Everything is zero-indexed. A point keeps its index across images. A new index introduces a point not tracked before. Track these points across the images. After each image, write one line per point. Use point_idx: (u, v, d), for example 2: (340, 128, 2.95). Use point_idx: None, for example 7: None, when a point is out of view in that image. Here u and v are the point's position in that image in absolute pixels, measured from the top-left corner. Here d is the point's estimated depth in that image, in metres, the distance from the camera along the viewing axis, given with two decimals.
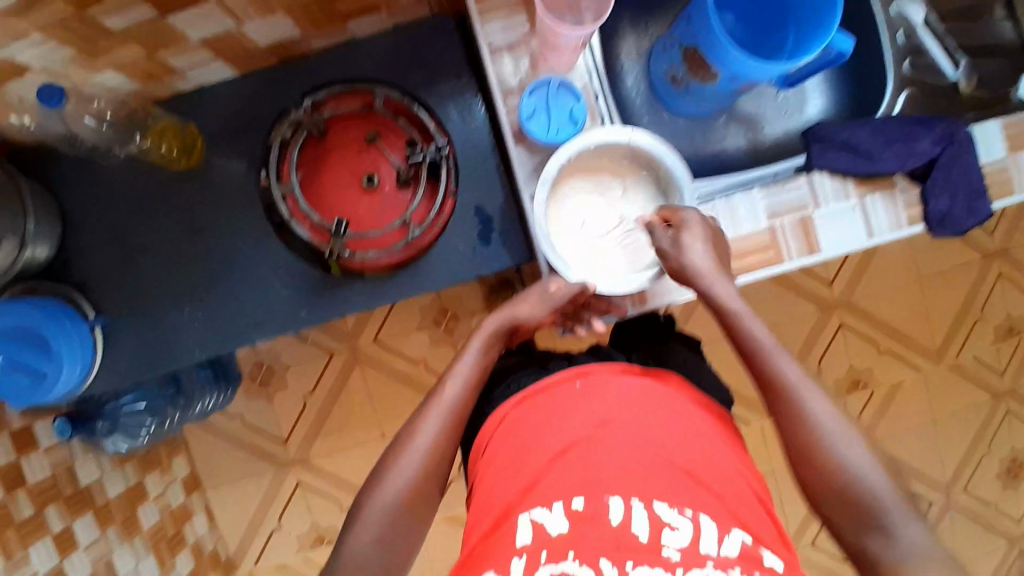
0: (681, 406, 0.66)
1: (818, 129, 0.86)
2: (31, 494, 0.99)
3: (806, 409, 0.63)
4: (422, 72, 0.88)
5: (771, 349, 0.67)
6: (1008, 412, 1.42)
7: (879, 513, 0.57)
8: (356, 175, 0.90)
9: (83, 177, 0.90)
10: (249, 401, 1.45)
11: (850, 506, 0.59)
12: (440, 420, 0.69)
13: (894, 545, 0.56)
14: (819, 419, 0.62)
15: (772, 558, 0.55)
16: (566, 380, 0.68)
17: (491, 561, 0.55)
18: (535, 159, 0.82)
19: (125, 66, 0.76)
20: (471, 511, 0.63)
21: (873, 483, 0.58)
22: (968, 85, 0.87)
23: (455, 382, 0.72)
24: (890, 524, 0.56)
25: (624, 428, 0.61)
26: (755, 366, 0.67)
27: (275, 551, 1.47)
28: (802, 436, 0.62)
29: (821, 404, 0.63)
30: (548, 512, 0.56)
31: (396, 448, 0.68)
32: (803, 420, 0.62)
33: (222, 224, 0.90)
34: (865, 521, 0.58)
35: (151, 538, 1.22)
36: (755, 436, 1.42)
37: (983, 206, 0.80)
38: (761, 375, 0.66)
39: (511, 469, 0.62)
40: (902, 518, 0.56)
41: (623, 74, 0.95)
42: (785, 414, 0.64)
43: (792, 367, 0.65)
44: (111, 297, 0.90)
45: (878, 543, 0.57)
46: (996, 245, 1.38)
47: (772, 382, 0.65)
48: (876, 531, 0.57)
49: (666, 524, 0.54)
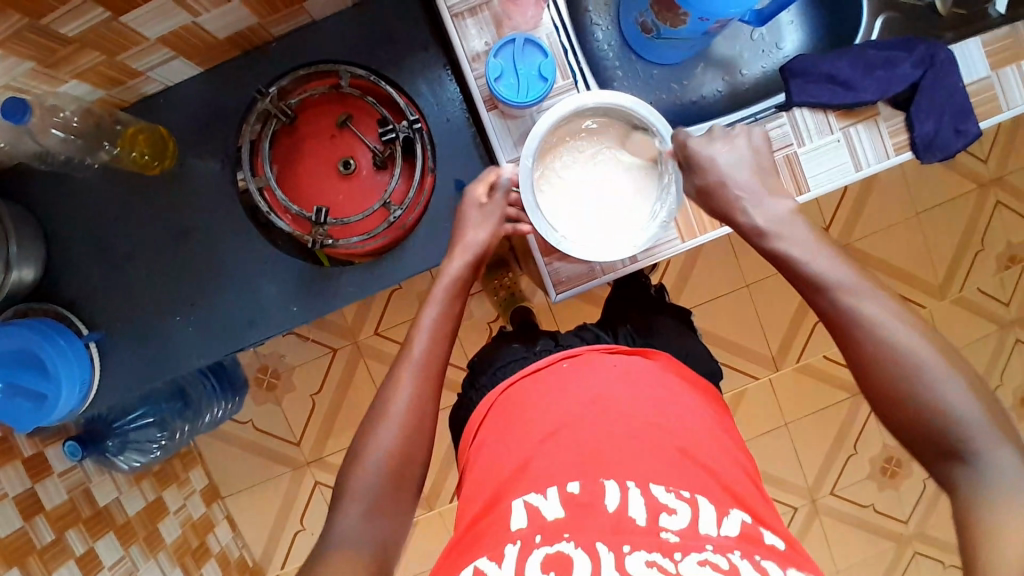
0: (673, 386, 0.66)
1: (795, 63, 0.82)
2: (49, 520, 0.99)
3: (882, 341, 0.58)
4: (387, 48, 0.86)
5: (839, 281, 0.61)
6: (1018, 341, 1.40)
7: (967, 449, 0.54)
8: (331, 162, 0.90)
9: (58, 193, 0.88)
10: (257, 406, 1.45)
11: (933, 442, 0.55)
12: (415, 381, 0.67)
13: (980, 473, 0.53)
14: (900, 349, 0.57)
15: (773, 538, 0.54)
16: (553, 363, 0.68)
17: (486, 545, 0.53)
18: (509, 123, 0.82)
19: (86, 73, 0.75)
20: (462, 498, 0.64)
21: (962, 412, 0.54)
22: (945, 4, 0.84)
23: (422, 339, 0.70)
24: (973, 454, 0.53)
25: (618, 407, 0.61)
26: (824, 307, 0.62)
27: (301, 552, 1.47)
28: (879, 370, 0.58)
29: (907, 335, 0.58)
30: (542, 498, 0.55)
31: (372, 421, 0.66)
32: (883, 354, 0.58)
33: (203, 226, 0.89)
34: (955, 456, 0.54)
35: (176, 550, 1.22)
36: (766, 390, 1.41)
37: (971, 126, 0.78)
38: (833, 316, 0.61)
39: (503, 453, 0.62)
40: (993, 453, 0.53)
41: (592, 26, 0.93)
42: (861, 350, 0.59)
43: (867, 300, 0.60)
44: (102, 311, 0.89)
45: (961, 473, 0.54)
46: (991, 173, 1.36)
47: (844, 320, 0.60)
48: (965, 467, 0.54)
49: (663, 508, 0.53)
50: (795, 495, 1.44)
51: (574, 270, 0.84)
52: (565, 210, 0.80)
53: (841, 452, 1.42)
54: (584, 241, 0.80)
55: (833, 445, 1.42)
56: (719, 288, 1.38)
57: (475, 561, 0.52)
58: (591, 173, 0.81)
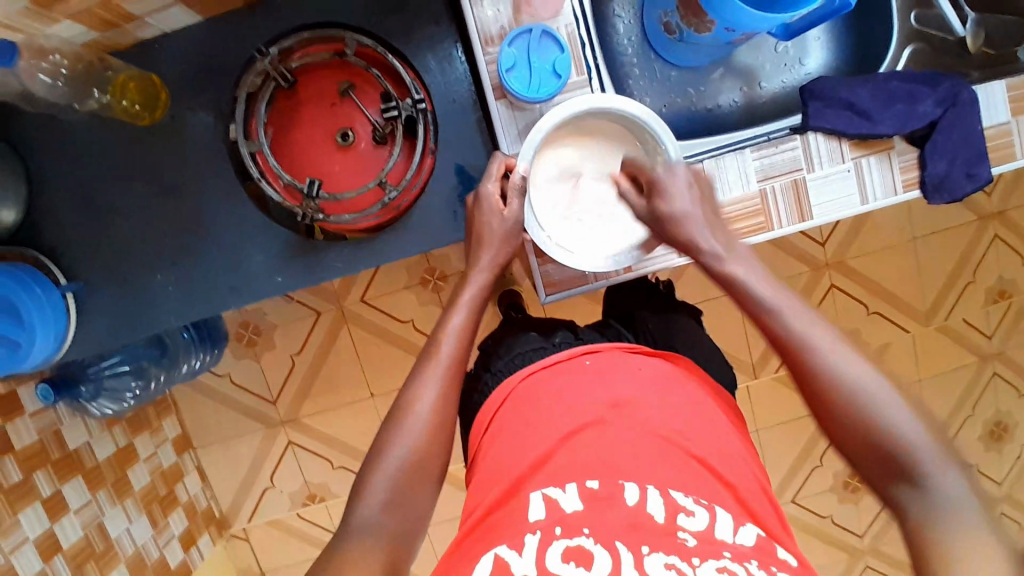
0: (693, 393, 0.66)
1: (815, 84, 0.80)
2: (18, 460, 0.99)
3: (821, 361, 0.60)
4: (397, 17, 0.83)
5: (780, 306, 0.64)
6: (995, 374, 1.42)
7: (912, 465, 0.54)
8: (328, 131, 0.87)
9: (42, 134, 0.85)
10: (235, 360, 1.44)
11: (880, 458, 0.56)
12: (441, 381, 0.66)
13: (925, 496, 0.53)
14: (840, 371, 0.59)
15: (786, 553, 0.54)
16: (575, 359, 0.69)
17: (504, 534, 0.53)
18: (517, 116, 0.80)
19: (82, 16, 0.71)
20: (471, 490, 0.63)
21: (905, 434, 0.55)
22: (976, 43, 0.81)
23: (448, 340, 0.69)
24: (920, 476, 0.54)
25: (641, 410, 0.61)
26: (774, 334, 0.63)
27: (268, 508, 1.49)
28: (824, 389, 0.59)
29: (852, 362, 0.59)
30: (561, 490, 0.55)
31: (394, 418, 0.64)
32: (828, 378, 0.59)
33: (193, 184, 0.86)
34: (899, 471, 0.55)
35: (143, 498, 1.23)
36: (742, 397, 1.43)
37: (983, 171, 0.76)
38: (779, 340, 0.63)
39: (519, 442, 0.61)
40: (936, 468, 0.53)
41: (614, 18, 0.90)
42: (800, 369, 0.61)
43: (804, 322, 0.62)
44: (82, 261, 0.87)
45: (908, 493, 0.54)
46: (993, 207, 1.35)
47: (788, 346, 0.62)
48: (908, 482, 0.54)
49: (682, 509, 0.53)
50: None
51: (566, 274, 0.83)
52: (547, 203, 0.81)
53: (808, 462, 1.45)
54: (558, 235, 0.80)
55: (800, 455, 1.45)
56: (709, 291, 1.37)
57: (493, 547, 0.52)
58: (580, 182, 0.82)
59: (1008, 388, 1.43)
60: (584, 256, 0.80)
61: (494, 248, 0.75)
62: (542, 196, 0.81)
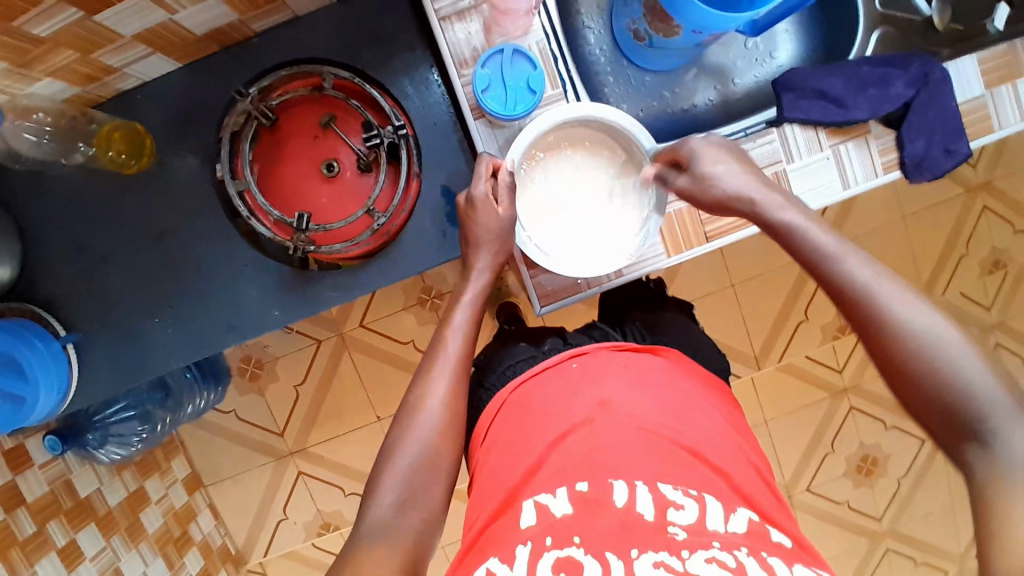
0: (681, 383, 0.66)
1: (786, 77, 0.81)
2: (31, 512, 0.98)
3: (886, 310, 0.58)
4: (372, 47, 0.84)
5: (837, 253, 0.62)
6: (997, 344, 1.42)
7: (978, 420, 0.52)
8: (314, 163, 0.88)
9: (32, 190, 0.86)
10: (240, 396, 1.44)
11: (944, 412, 0.54)
12: (449, 377, 0.68)
13: (992, 455, 0.51)
14: (903, 321, 0.57)
15: (781, 535, 0.54)
16: (562, 362, 0.69)
17: (495, 548, 0.54)
18: (497, 134, 0.81)
19: (60, 72, 0.72)
20: (471, 502, 0.64)
21: (975, 387, 0.53)
22: (942, 19, 0.83)
23: (454, 339, 0.71)
24: (988, 433, 0.52)
25: (626, 406, 0.61)
26: (834, 282, 0.62)
27: (283, 540, 1.48)
28: (885, 343, 0.58)
29: (919, 309, 0.57)
30: (551, 496, 0.56)
31: (404, 416, 0.66)
32: (894, 330, 0.57)
33: (183, 226, 0.87)
34: (965, 428, 0.53)
35: (158, 541, 1.22)
36: (748, 389, 1.43)
37: (962, 146, 0.78)
38: (837, 293, 0.61)
39: (512, 454, 0.62)
40: (1006, 423, 0.51)
41: (584, 30, 0.91)
42: (861, 317, 0.59)
43: (866, 270, 0.60)
44: (79, 312, 0.87)
45: (974, 456, 0.52)
46: (979, 179, 1.36)
47: (850, 296, 0.60)
48: (974, 441, 0.52)
49: (671, 504, 0.53)
50: None
51: (559, 282, 0.83)
52: (534, 208, 0.82)
53: (819, 450, 1.45)
54: (540, 237, 0.81)
55: (811, 443, 1.45)
56: (707, 286, 1.37)
57: (486, 562, 0.53)
58: (578, 197, 0.83)
59: (1013, 357, 1.43)
60: (569, 265, 0.80)
61: (493, 246, 0.76)
62: (535, 203, 0.82)
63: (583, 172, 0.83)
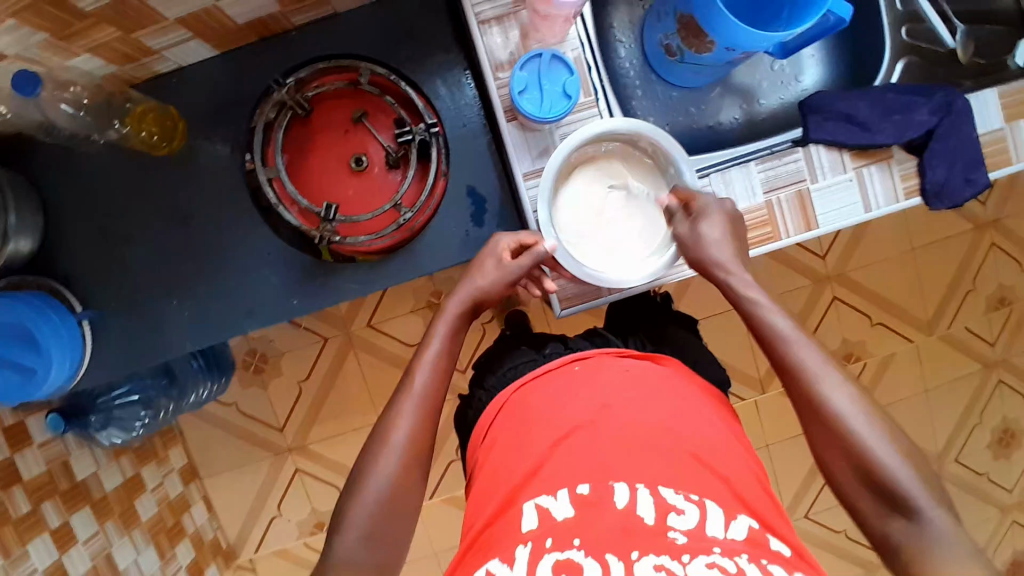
0: (678, 387, 0.66)
1: (814, 100, 0.83)
2: (27, 491, 0.97)
3: (822, 393, 0.63)
4: (408, 47, 0.86)
5: (788, 334, 0.66)
6: (999, 382, 1.43)
7: (905, 500, 0.57)
8: (343, 157, 0.89)
9: (60, 165, 0.87)
10: (242, 389, 1.44)
11: (873, 490, 0.59)
12: (415, 410, 0.68)
13: (918, 531, 0.56)
14: (836, 404, 0.62)
15: (779, 543, 0.54)
16: (565, 365, 0.69)
17: (497, 548, 0.54)
18: (528, 135, 0.82)
19: (100, 48, 0.73)
20: (470, 501, 0.64)
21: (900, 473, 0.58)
22: (966, 52, 0.86)
23: (423, 372, 0.70)
24: (914, 512, 0.57)
25: (625, 410, 0.61)
26: (781, 360, 0.66)
27: (275, 538, 1.47)
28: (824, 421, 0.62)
29: (851, 397, 0.62)
30: (553, 498, 0.56)
31: (373, 448, 0.67)
32: (833, 411, 0.62)
33: (208, 211, 0.88)
34: (892, 505, 0.58)
35: (151, 529, 1.21)
36: (751, 412, 1.43)
37: (981, 176, 0.79)
38: (785, 369, 0.66)
39: (514, 452, 0.62)
40: (926, 505, 0.56)
41: (615, 43, 0.93)
42: (801, 394, 0.64)
43: (810, 352, 0.65)
44: (97, 289, 0.88)
45: (899, 528, 0.58)
46: (988, 216, 1.38)
47: (793, 375, 0.65)
48: (900, 517, 0.57)
49: (672, 508, 0.54)
50: None
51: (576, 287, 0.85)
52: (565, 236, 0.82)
53: (818, 478, 1.44)
54: (573, 245, 0.82)
55: (811, 471, 1.44)
56: (715, 306, 1.39)
57: (487, 564, 0.53)
58: (593, 210, 0.83)
59: (1013, 395, 1.44)
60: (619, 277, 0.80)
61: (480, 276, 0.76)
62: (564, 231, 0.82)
63: (588, 185, 0.84)
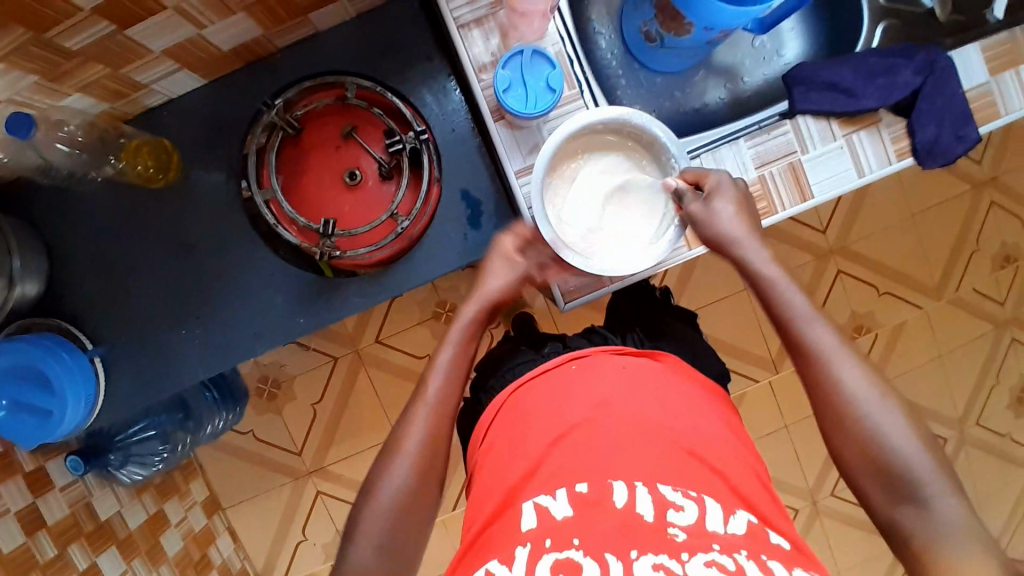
0: (674, 381, 0.66)
1: (797, 71, 0.84)
2: (52, 535, 0.97)
3: (836, 375, 0.63)
4: (391, 58, 0.87)
5: (805, 315, 0.66)
6: (1013, 340, 1.42)
7: (915, 486, 0.57)
8: (336, 172, 0.90)
9: (59, 207, 0.88)
10: (257, 416, 1.44)
11: (881, 475, 0.59)
12: (428, 419, 0.69)
13: (928, 516, 0.56)
14: (849, 388, 0.62)
15: (778, 538, 0.54)
16: (561, 364, 0.68)
17: (496, 548, 0.54)
18: (517, 133, 0.83)
19: (90, 87, 0.74)
20: (470, 503, 0.63)
21: (911, 460, 0.58)
22: (944, 8, 0.87)
23: (438, 377, 0.71)
24: (926, 498, 0.57)
25: (625, 407, 0.61)
26: (795, 343, 0.66)
27: (303, 562, 1.46)
28: (835, 406, 0.62)
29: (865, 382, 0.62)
30: (551, 497, 0.55)
31: (387, 454, 0.68)
32: (847, 395, 0.62)
33: (208, 238, 0.88)
34: (903, 491, 0.58)
35: (178, 563, 1.19)
36: (766, 393, 1.42)
37: (971, 131, 0.79)
38: (801, 352, 0.65)
39: (512, 454, 0.62)
40: (938, 490, 0.57)
41: (595, 35, 0.93)
42: (817, 377, 0.64)
43: (828, 335, 0.65)
44: (106, 325, 0.88)
45: (909, 515, 0.57)
46: (985, 174, 1.38)
47: (808, 358, 0.65)
48: (910, 503, 0.58)
49: (671, 504, 0.53)
50: (796, 497, 1.45)
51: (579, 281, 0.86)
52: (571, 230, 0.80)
53: None
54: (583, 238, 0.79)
55: None
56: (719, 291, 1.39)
57: (486, 564, 0.53)
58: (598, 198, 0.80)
59: None
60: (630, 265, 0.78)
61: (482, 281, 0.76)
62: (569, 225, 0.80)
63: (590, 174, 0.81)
